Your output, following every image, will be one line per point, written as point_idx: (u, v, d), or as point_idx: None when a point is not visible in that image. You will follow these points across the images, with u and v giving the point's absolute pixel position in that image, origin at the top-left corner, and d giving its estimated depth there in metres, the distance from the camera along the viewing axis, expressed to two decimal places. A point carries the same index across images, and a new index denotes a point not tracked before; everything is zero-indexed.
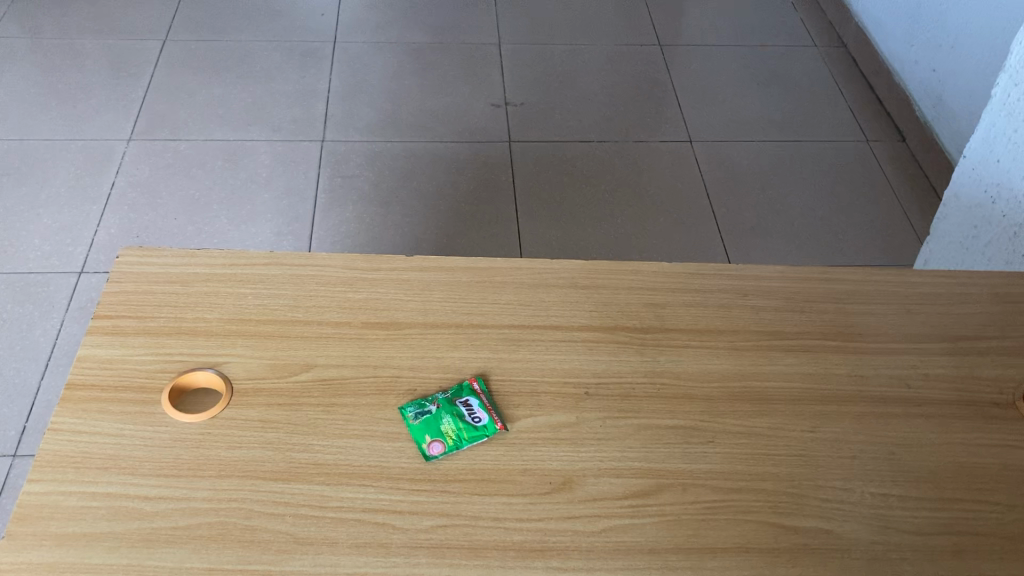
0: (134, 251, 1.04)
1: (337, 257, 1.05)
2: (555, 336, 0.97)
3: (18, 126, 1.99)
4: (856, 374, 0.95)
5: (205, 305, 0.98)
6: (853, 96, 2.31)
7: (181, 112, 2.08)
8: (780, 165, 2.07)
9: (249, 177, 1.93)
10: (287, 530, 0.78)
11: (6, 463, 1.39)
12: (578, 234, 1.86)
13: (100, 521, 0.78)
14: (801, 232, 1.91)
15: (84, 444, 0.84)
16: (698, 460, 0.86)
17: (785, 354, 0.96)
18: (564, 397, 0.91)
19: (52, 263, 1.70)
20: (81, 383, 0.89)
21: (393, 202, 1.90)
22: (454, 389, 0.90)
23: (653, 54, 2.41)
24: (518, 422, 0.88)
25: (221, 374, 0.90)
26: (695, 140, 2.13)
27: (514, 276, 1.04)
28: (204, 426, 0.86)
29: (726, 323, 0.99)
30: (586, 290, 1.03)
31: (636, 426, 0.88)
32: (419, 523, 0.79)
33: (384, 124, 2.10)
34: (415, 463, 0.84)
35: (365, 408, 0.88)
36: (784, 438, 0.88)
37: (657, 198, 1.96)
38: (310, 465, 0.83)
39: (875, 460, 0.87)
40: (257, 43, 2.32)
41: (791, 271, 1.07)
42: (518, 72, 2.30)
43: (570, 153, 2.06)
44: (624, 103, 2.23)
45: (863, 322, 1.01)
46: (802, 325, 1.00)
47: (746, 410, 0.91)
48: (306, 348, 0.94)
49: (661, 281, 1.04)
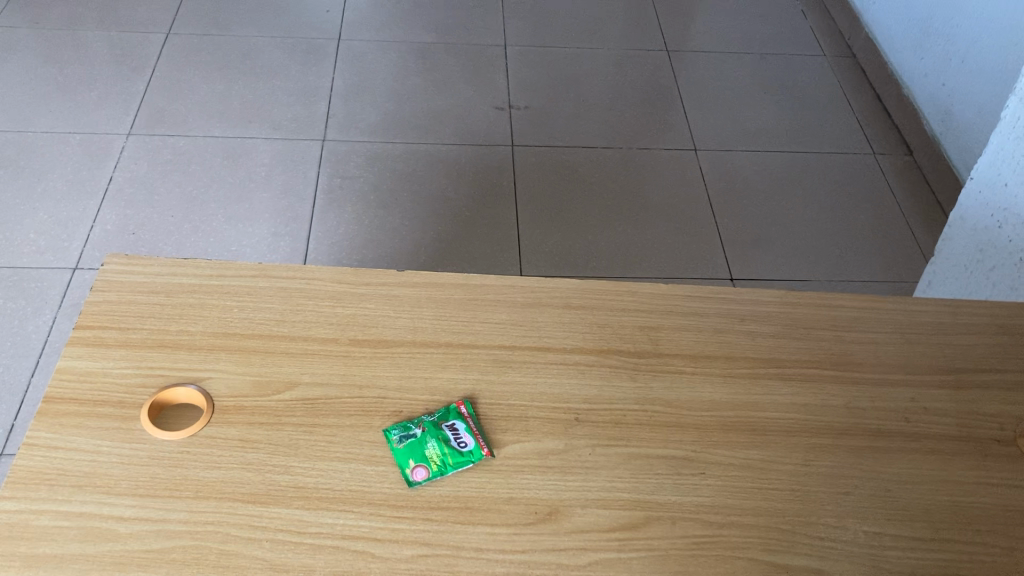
0: (119, 258, 1.02)
1: (326, 270, 1.03)
2: (547, 359, 0.94)
3: (17, 117, 1.98)
4: (854, 406, 0.92)
5: (189, 317, 0.95)
6: (860, 108, 2.29)
7: (181, 107, 2.06)
8: (786, 178, 2.04)
9: (248, 175, 1.90)
10: (263, 556, 0.76)
11: None
12: (579, 242, 1.84)
13: (72, 542, 0.76)
14: (804, 245, 1.88)
15: (59, 460, 0.81)
16: (688, 493, 0.84)
17: (782, 383, 0.94)
18: (554, 423, 0.88)
19: (45, 259, 1.68)
20: (60, 396, 0.87)
21: (392, 205, 1.87)
22: (441, 412, 0.88)
23: (661, 60, 2.38)
24: (506, 448, 0.86)
25: (202, 391, 0.88)
26: (699, 148, 2.10)
27: (507, 294, 1.02)
28: (183, 444, 0.84)
29: (722, 348, 0.97)
30: (580, 311, 1.00)
31: (626, 455, 0.86)
32: (399, 552, 0.77)
33: (387, 125, 2.07)
34: (398, 489, 0.82)
35: (349, 429, 0.86)
36: (778, 471, 0.86)
37: (659, 207, 1.93)
38: (290, 489, 0.81)
39: (870, 497, 0.85)
40: (260, 39, 2.30)
41: (791, 296, 1.04)
42: (523, 75, 2.28)
43: (573, 159, 2.04)
44: (628, 110, 2.20)
45: (863, 351, 0.99)
46: (799, 352, 0.97)
47: (738, 441, 0.88)
48: (291, 365, 0.91)
49: (657, 302, 1.02)
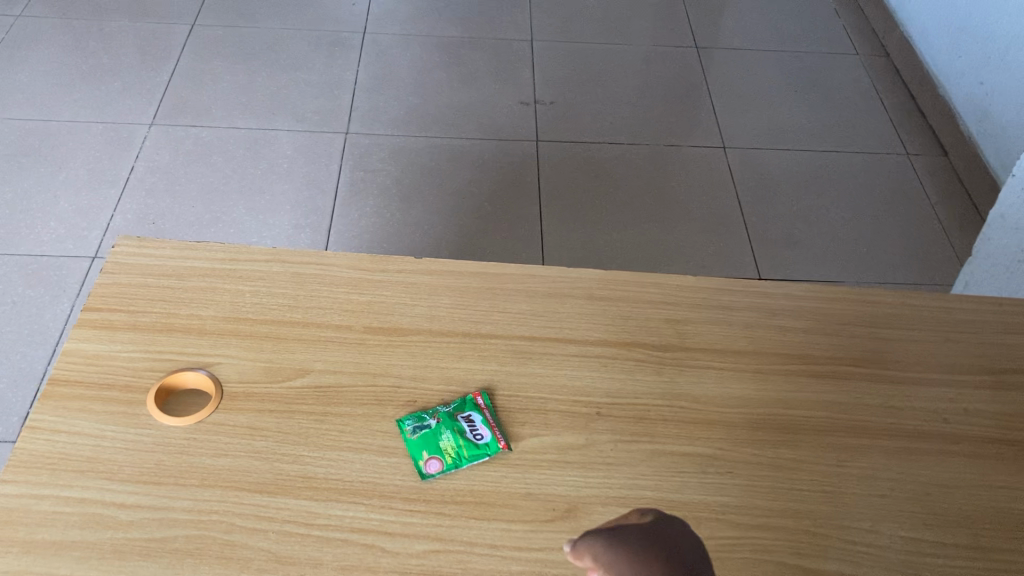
0: (131, 240, 1.00)
1: (342, 256, 1.00)
2: (568, 351, 0.91)
3: (40, 106, 1.97)
4: (890, 406, 0.88)
5: (201, 301, 0.93)
6: (894, 108, 2.23)
7: (205, 98, 2.04)
8: (817, 178, 1.99)
9: (270, 166, 1.88)
10: (268, 547, 0.73)
11: (6, 449, 1.36)
12: (605, 238, 1.80)
13: (72, 529, 0.73)
14: (835, 246, 1.83)
15: (62, 445, 0.79)
16: (715, 492, 0.80)
17: (814, 381, 0.90)
18: (575, 416, 0.85)
19: (65, 246, 1.66)
20: (65, 379, 0.84)
21: (414, 199, 1.84)
22: (457, 402, 0.85)
23: (691, 57, 2.34)
24: (524, 441, 0.82)
25: (211, 376, 0.85)
26: (728, 146, 2.06)
27: (528, 284, 0.98)
28: (189, 431, 0.81)
29: (751, 343, 0.93)
30: (603, 302, 0.96)
31: (650, 452, 0.82)
32: (410, 546, 0.74)
33: (411, 118, 2.05)
34: (410, 481, 0.78)
35: (361, 418, 0.83)
36: (809, 472, 0.82)
37: (687, 205, 1.89)
38: (299, 478, 0.78)
39: (906, 501, 0.80)
40: (285, 31, 2.28)
41: (824, 291, 1.00)
42: (549, 70, 2.24)
43: (598, 155, 2.00)
44: (656, 106, 2.16)
45: (899, 349, 0.94)
46: (833, 349, 0.93)
47: (768, 439, 0.84)
48: (303, 352, 0.88)
49: (684, 294, 0.98)
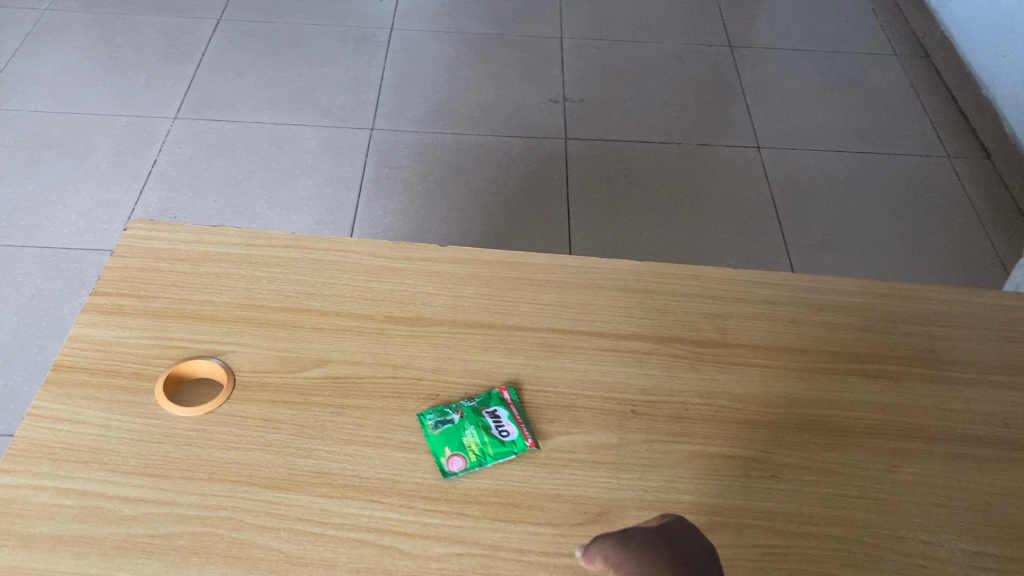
0: (144, 223, 0.96)
1: (363, 243, 0.95)
2: (600, 345, 0.85)
3: (65, 99, 1.94)
4: (946, 409, 0.82)
5: (215, 287, 0.88)
6: (934, 109, 2.16)
7: (230, 92, 2.00)
8: (856, 179, 1.93)
9: (294, 162, 1.84)
10: (279, 547, 0.68)
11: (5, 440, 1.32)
12: (635, 238, 1.74)
13: (72, 523, 0.68)
14: (873, 248, 1.77)
15: (64, 434, 0.75)
16: (759, 498, 0.74)
17: (864, 381, 0.84)
18: (607, 414, 0.79)
19: (85, 240, 1.63)
20: (71, 365, 0.80)
21: (439, 196, 1.80)
22: (482, 397, 0.80)
23: (724, 55, 2.28)
24: (552, 440, 0.77)
25: (223, 365, 0.81)
26: (762, 146, 2.00)
27: (558, 275, 0.93)
28: (199, 422, 0.77)
29: (796, 340, 0.87)
30: (638, 295, 0.91)
31: (688, 453, 0.77)
32: (430, 549, 0.69)
33: (437, 115, 2.00)
34: (431, 479, 0.73)
35: (380, 412, 0.78)
36: (859, 477, 0.76)
37: (721, 205, 1.83)
38: (313, 474, 0.73)
39: (966, 511, 0.74)
40: (312, 27, 2.24)
41: (872, 287, 0.94)
42: (579, 68, 2.19)
43: (629, 153, 1.95)
44: (688, 105, 2.10)
45: (955, 349, 0.88)
46: (884, 348, 0.87)
47: (816, 442, 0.78)
48: (321, 342, 0.84)
49: (724, 288, 0.92)
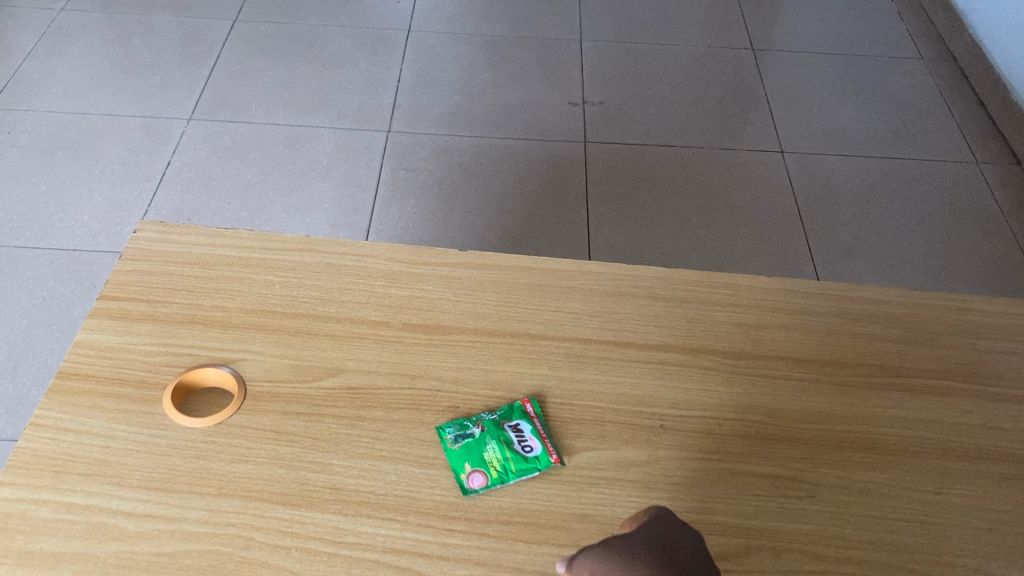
0: (154, 225, 0.93)
1: (380, 247, 0.92)
2: (627, 356, 0.82)
3: (79, 99, 1.92)
4: (992, 426, 0.78)
5: (227, 292, 0.85)
6: (963, 114, 2.11)
7: (245, 93, 1.98)
8: (883, 185, 1.88)
9: (310, 164, 1.81)
10: (290, 568, 0.64)
11: (8, 446, 1.29)
12: (656, 244, 1.70)
13: (73, 540, 0.65)
14: (902, 255, 1.72)
15: (68, 445, 0.71)
16: (796, 519, 0.70)
17: (905, 396, 0.80)
18: (636, 429, 0.76)
19: (98, 241, 1.60)
20: (76, 372, 0.77)
21: (456, 199, 1.76)
22: (503, 410, 0.76)
23: (746, 58, 2.24)
24: (578, 456, 0.73)
25: (234, 374, 0.78)
26: (786, 150, 1.96)
27: (582, 281, 0.89)
28: (208, 433, 0.73)
29: (832, 352, 0.83)
30: (666, 303, 0.87)
31: (722, 472, 0.73)
32: (449, 572, 0.65)
33: (455, 117, 1.97)
34: (451, 497, 0.70)
35: (398, 424, 0.75)
36: (903, 498, 0.72)
37: (744, 211, 1.79)
38: (327, 490, 0.69)
39: (1018, 537, 0.70)
40: (329, 29, 2.21)
41: (911, 297, 0.90)
42: (598, 71, 2.15)
43: (650, 157, 1.91)
44: (710, 108, 2.06)
45: (1000, 363, 0.84)
46: (925, 361, 0.83)
47: (855, 461, 0.74)
48: (335, 350, 0.80)
49: (756, 297, 0.88)
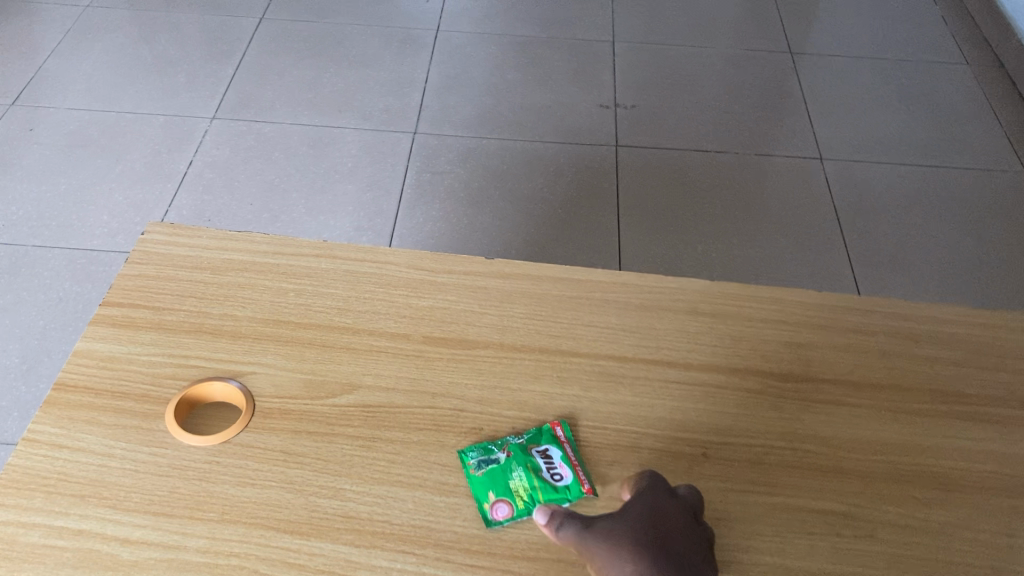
0: (163, 227, 0.88)
1: (401, 253, 0.86)
2: (667, 376, 0.75)
3: (102, 97, 1.88)
4: None
5: (237, 300, 0.80)
6: (1010, 121, 2.03)
7: (269, 93, 1.93)
8: (927, 194, 1.80)
9: (334, 166, 1.76)
10: None
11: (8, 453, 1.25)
12: (690, 252, 1.64)
13: (63, 569, 0.60)
14: (947, 268, 1.64)
15: (62, 464, 0.66)
16: (852, 561, 0.63)
17: (970, 426, 0.73)
18: (675, 457, 0.69)
19: (116, 241, 1.56)
20: (74, 385, 0.72)
21: (483, 204, 1.71)
22: (531, 433, 0.70)
23: (784, 62, 2.17)
24: (612, 485, 0.67)
25: (243, 388, 0.72)
26: (826, 157, 1.88)
27: (617, 294, 0.83)
28: (212, 453, 0.68)
29: (889, 376, 0.76)
30: (709, 319, 0.81)
31: (769, 506, 0.66)
32: None
33: (483, 119, 1.91)
34: (473, 529, 0.64)
35: (417, 447, 0.69)
36: (971, 541, 0.65)
37: (782, 219, 1.72)
38: (338, 518, 0.64)
39: None
40: (355, 28, 2.16)
41: (973, 316, 0.83)
42: (631, 73, 2.09)
43: (683, 163, 1.84)
44: (747, 112, 1.99)
45: None
46: (991, 388, 0.76)
47: (917, 497, 0.68)
48: (351, 364, 0.75)
49: (806, 313, 0.82)
